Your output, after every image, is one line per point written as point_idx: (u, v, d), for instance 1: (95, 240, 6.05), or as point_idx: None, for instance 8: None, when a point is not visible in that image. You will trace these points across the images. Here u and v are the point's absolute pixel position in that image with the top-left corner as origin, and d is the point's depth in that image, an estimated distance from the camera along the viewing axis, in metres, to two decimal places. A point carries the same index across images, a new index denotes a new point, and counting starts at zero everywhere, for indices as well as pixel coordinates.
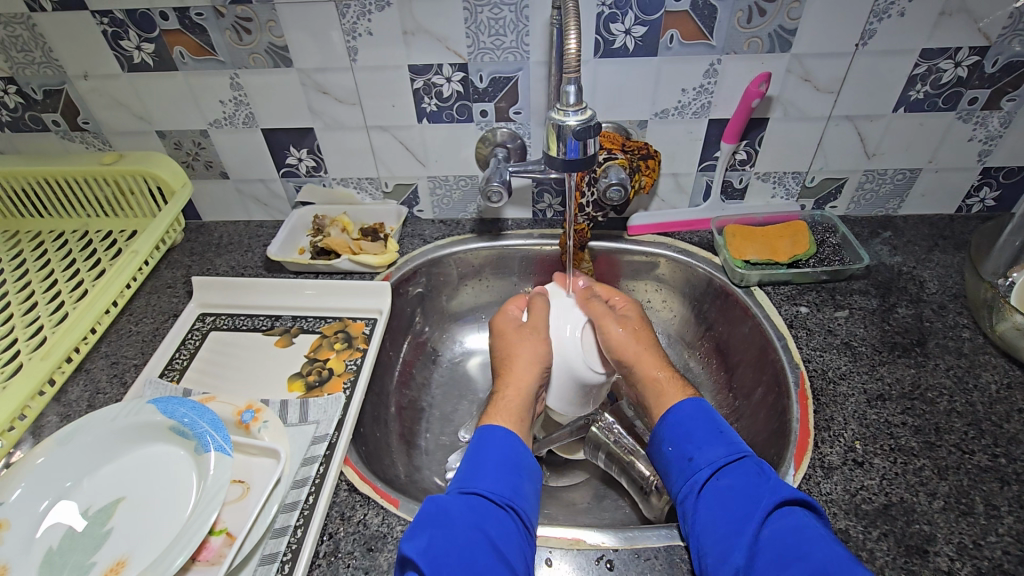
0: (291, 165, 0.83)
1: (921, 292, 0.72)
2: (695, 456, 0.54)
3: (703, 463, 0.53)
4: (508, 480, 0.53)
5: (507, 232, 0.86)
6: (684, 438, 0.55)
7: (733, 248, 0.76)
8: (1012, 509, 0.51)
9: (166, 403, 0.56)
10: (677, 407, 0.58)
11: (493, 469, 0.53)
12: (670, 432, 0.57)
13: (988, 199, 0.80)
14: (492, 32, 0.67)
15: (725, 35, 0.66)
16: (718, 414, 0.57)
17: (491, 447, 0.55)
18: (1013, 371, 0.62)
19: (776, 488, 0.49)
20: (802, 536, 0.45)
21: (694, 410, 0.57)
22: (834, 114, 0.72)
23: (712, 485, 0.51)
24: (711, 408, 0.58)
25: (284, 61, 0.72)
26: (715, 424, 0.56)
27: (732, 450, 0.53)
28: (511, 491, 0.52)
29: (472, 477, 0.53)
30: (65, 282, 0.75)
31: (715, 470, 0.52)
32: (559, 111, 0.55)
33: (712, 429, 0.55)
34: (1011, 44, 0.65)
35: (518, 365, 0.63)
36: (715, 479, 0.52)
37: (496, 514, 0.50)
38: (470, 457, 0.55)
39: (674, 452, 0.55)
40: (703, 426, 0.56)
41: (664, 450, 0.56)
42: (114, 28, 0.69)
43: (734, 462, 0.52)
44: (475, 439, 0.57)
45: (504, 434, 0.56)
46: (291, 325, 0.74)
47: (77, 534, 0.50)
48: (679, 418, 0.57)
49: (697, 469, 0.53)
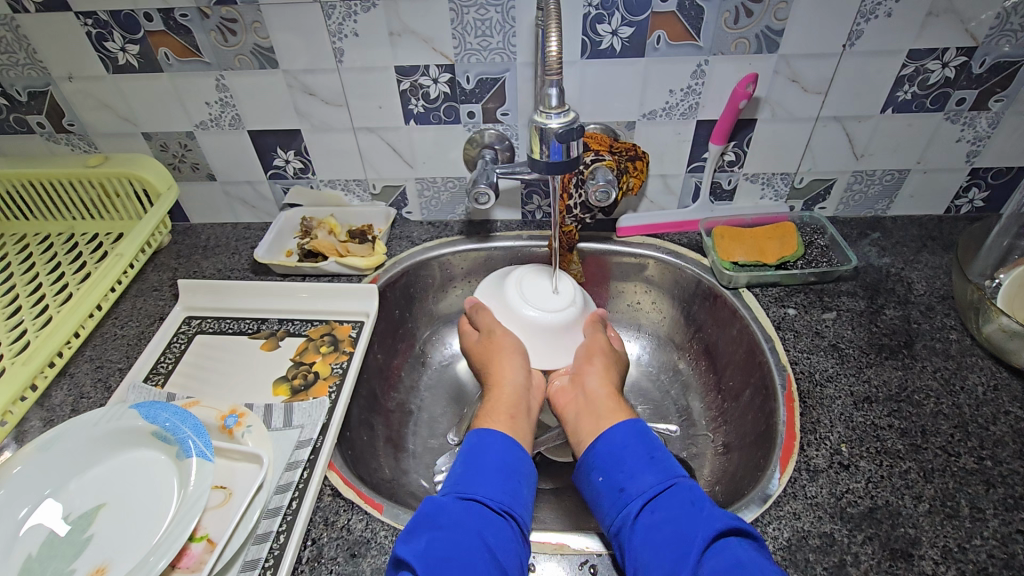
0: (278, 167, 0.83)
1: (909, 293, 0.72)
2: (627, 486, 0.51)
3: (634, 495, 0.50)
4: (506, 483, 0.51)
5: (496, 234, 0.85)
6: (614, 467, 0.52)
7: (721, 249, 0.76)
8: (997, 511, 0.51)
9: (150, 407, 0.56)
10: (607, 434, 0.55)
11: (493, 473, 0.52)
12: (598, 461, 0.53)
13: (977, 200, 0.80)
14: (479, 33, 0.67)
15: (713, 36, 0.65)
16: (651, 436, 0.54)
17: (488, 449, 0.53)
18: (1000, 372, 0.62)
19: (709, 520, 0.46)
20: (741, 572, 0.42)
21: (626, 434, 0.54)
22: (822, 114, 0.72)
23: (646, 518, 0.48)
24: (645, 429, 0.55)
25: (270, 63, 0.71)
26: (648, 447, 0.53)
27: (661, 480, 0.50)
28: (509, 496, 0.50)
29: (470, 482, 0.51)
30: (49, 284, 0.75)
31: (648, 501, 0.49)
32: (542, 113, 0.55)
33: (644, 456, 0.52)
34: (998, 45, 0.65)
35: (497, 366, 0.64)
36: (648, 511, 0.49)
37: (496, 521, 0.48)
38: (468, 461, 0.53)
39: (605, 482, 0.52)
40: (634, 453, 0.53)
41: (595, 481, 0.53)
42: (97, 29, 0.69)
43: (664, 491, 0.49)
44: (472, 440, 0.55)
45: (501, 438, 0.55)
46: (277, 328, 0.74)
47: (58, 539, 0.49)
48: (610, 446, 0.53)
49: (630, 500, 0.50)
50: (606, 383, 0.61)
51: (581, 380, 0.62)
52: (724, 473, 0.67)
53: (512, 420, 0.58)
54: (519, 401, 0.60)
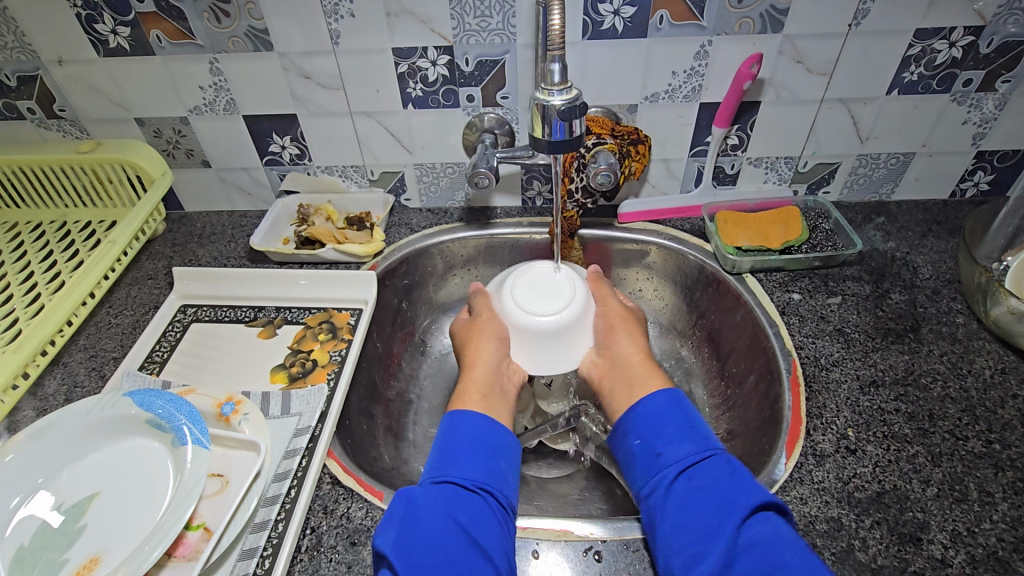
0: (274, 153, 0.81)
1: (915, 278, 0.71)
2: (664, 451, 0.51)
3: (672, 460, 0.50)
4: (481, 463, 0.51)
5: (496, 221, 0.84)
6: (653, 431, 0.53)
7: (725, 234, 0.75)
8: (1006, 495, 0.50)
9: (143, 395, 0.54)
10: (647, 399, 0.55)
11: (463, 453, 0.52)
12: (636, 425, 0.54)
13: (982, 183, 0.79)
14: (478, 13, 0.65)
15: (717, 15, 0.64)
16: (687, 407, 0.55)
17: (461, 431, 0.54)
18: (1008, 356, 0.61)
19: (750, 491, 0.46)
20: (782, 543, 0.43)
21: (666, 401, 0.55)
22: (827, 97, 0.71)
23: (681, 485, 0.49)
24: (682, 399, 0.56)
25: (264, 45, 0.69)
26: (689, 418, 0.54)
27: (701, 448, 0.51)
28: (482, 474, 0.50)
29: (444, 465, 0.51)
30: (41, 273, 0.73)
31: (683, 469, 0.50)
32: (543, 91, 0.54)
33: (684, 424, 0.53)
34: (1006, 24, 0.63)
35: (473, 347, 0.64)
36: (684, 478, 0.49)
37: (468, 499, 0.48)
38: (441, 444, 0.53)
39: (641, 446, 0.53)
40: (672, 420, 0.53)
41: (629, 444, 0.54)
42: (87, 11, 0.67)
43: (706, 459, 0.50)
44: (446, 423, 0.55)
45: (474, 417, 0.55)
46: (274, 316, 0.73)
47: (51, 530, 0.48)
48: (651, 411, 0.54)
49: (664, 467, 0.50)
50: (636, 350, 0.62)
51: (612, 351, 0.62)
52: (728, 459, 0.66)
53: (484, 399, 0.58)
54: (493, 379, 0.60)
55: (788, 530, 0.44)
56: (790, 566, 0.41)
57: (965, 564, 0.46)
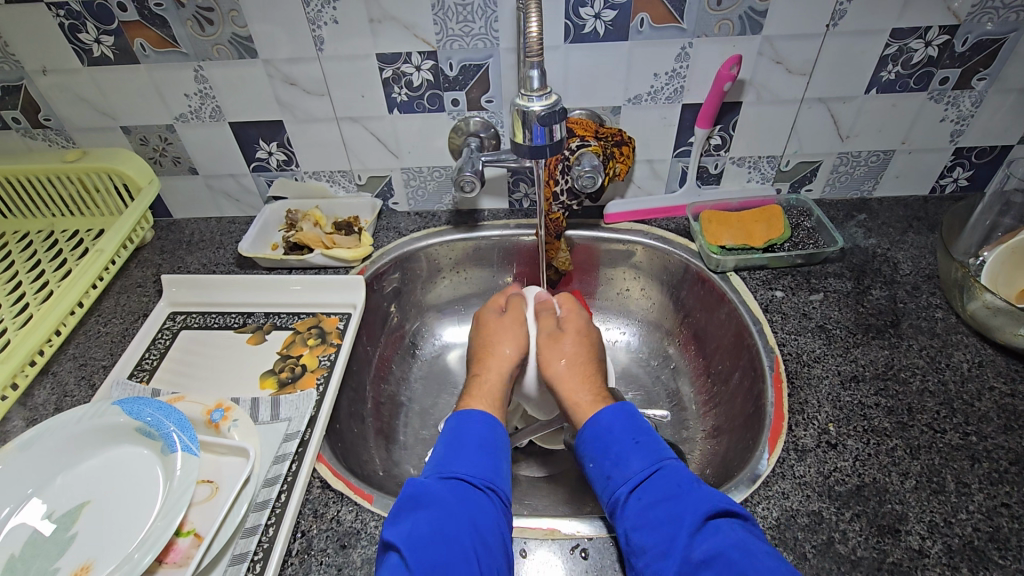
0: (261, 159, 0.81)
1: (895, 274, 0.72)
2: (614, 473, 0.52)
3: (622, 480, 0.51)
4: (488, 461, 0.52)
5: (483, 223, 0.85)
6: (602, 453, 0.54)
7: (709, 233, 0.76)
8: (983, 486, 0.51)
9: (132, 403, 0.55)
10: (593, 420, 0.56)
11: (474, 452, 0.52)
12: (588, 448, 0.55)
13: (961, 178, 0.80)
14: (460, 18, 0.66)
15: (696, 17, 0.65)
16: (638, 419, 0.56)
17: (468, 429, 0.54)
18: (985, 349, 0.63)
19: (696, 501, 0.47)
20: (731, 551, 0.43)
21: (611, 418, 0.56)
22: (807, 96, 0.72)
23: (633, 503, 0.49)
24: (631, 411, 0.57)
25: (249, 52, 0.70)
26: (634, 432, 0.54)
27: (648, 463, 0.52)
28: (490, 472, 0.51)
29: (451, 462, 0.51)
30: (30, 283, 0.73)
31: (634, 487, 0.50)
32: (523, 97, 0.55)
33: (628, 441, 0.53)
34: (981, 23, 0.64)
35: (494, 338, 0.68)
36: (636, 496, 0.50)
37: (477, 496, 0.49)
38: (449, 443, 0.53)
39: (595, 469, 0.54)
40: (619, 438, 0.54)
41: (587, 467, 0.55)
42: (70, 21, 0.67)
43: (652, 474, 0.51)
44: (453, 423, 0.55)
45: (483, 416, 0.55)
46: (263, 322, 0.73)
47: (42, 539, 0.49)
48: (595, 431, 0.55)
49: (617, 486, 0.51)
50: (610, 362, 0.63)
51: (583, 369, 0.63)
52: (714, 456, 0.67)
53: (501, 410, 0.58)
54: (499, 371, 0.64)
55: (739, 533, 0.45)
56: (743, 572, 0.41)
57: (942, 554, 0.47)
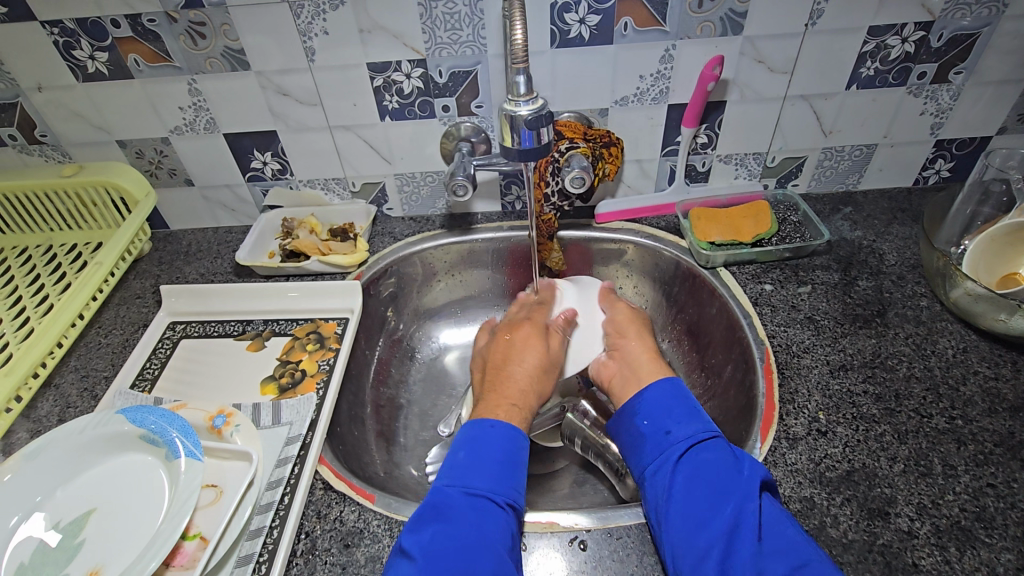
0: (256, 169, 0.83)
1: (881, 264, 0.74)
2: (673, 430, 0.53)
3: (682, 437, 0.52)
4: (508, 477, 0.52)
5: (477, 226, 0.86)
6: (662, 413, 0.55)
7: (698, 230, 0.77)
8: (968, 468, 0.53)
9: (136, 411, 0.56)
10: (654, 386, 0.57)
11: (494, 467, 0.52)
12: (647, 407, 0.56)
13: (943, 170, 0.82)
14: (448, 26, 0.67)
15: (678, 20, 0.66)
16: (691, 394, 0.57)
17: (490, 443, 0.54)
18: (969, 335, 0.64)
19: (752, 467, 0.49)
20: (781, 522, 0.45)
21: (673, 388, 0.57)
22: (790, 93, 0.73)
23: (692, 458, 0.51)
24: (685, 385, 0.58)
25: (241, 65, 0.71)
26: (692, 401, 0.56)
27: (706, 427, 0.53)
28: (511, 490, 0.51)
29: (471, 475, 0.52)
30: (30, 297, 0.74)
31: (692, 445, 0.52)
32: (510, 102, 0.57)
33: (689, 407, 0.55)
34: (955, 18, 0.66)
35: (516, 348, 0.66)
36: (693, 453, 0.51)
37: (496, 514, 0.49)
38: (471, 450, 0.54)
39: (649, 426, 0.55)
40: (680, 404, 0.55)
41: (639, 424, 0.55)
42: (65, 38, 0.68)
43: (709, 439, 0.52)
44: (472, 430, 0.56)
45: (505, 430, 0.55)
46: (262, 329, 0.74)
47: (50, 547, 0.49)
48: (658, 395, 0.56)
49: (674, 442, 0.52)
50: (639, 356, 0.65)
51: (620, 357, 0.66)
52: None
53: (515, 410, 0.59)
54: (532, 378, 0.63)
55: (777, 509, 0.46)
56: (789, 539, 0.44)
57: (930, 534, 0.49)
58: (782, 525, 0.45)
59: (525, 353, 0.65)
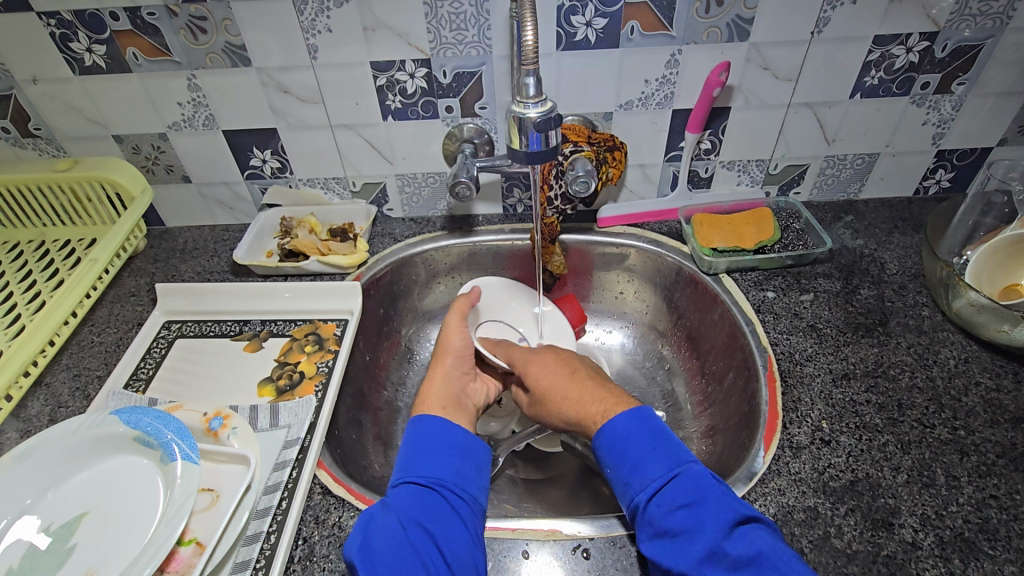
0: (255, 167, 0.82)
1: (882, 273, 0.74)
2: (632, 479, 0.51)
3: (640, 487, 0.50)
4: (445, 461, 0.53)
5: (478, 228, 0.86)
6: (619, 459, 0.53)
7: (701, 236, 0.77)
8: (971, 479, 0.53)
9: (131, 412, 0.55)
10: (609, 426, 0.55)
11: (433, 454, 0.53)
12: (606, 453, 0.54)
13: (943, 180, 0.82)
14: (454, 26, 0.67)
15: (685, 25, 0.66)
16: (654, 424, 0.54)
17: (427, 434, 0.55)
18: (971, 346, 0.64)
19: (720, 508, 0.47)
20: (762, 563, 0.43)
21: (627, 425, 0.54)
22: (794, 101, 0.73)
23: (654, 508, 0.49)
24: (648, 414, 0.55)
25: (242, 61, 0.70)
26: (651, 437, 0.53)
27: (667, 468, 0.51)
28: (449, 475, 0.52)
29: (409, 466, 0.52)
30: (21, 293, 0.73)
31: (653, 494, 0.50)
32: (519, 104, 0.56)
33: (645, 446, 0.52)
34: (959, 30, 0.67)
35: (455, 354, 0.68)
36: (654, 503, 0.49)
37: (426, 497, 0.50)
38: (411, 448, 0.54)
39: (614, 474, 0.53)
40: (637, 443, 0.53)
41: (607, 472, 0.54)
42: (62, 30, 0.67)
43: (670, 481, 0.50)
44: (412, 429, 0.56)
45: (442, 421, 0.56)
46: (260, 329, 0.73)
47: (39, 552, 0.48)
48: (613, 437, 0.54)
49: (636, 492, 0.51)
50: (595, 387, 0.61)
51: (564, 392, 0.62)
52: (710, 455, 0.68)
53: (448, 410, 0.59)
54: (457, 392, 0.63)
55: (765, 554, 0.43)
56: None
57: (935, 546, 0.49)
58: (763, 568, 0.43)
59: (456, 356, 0.67)
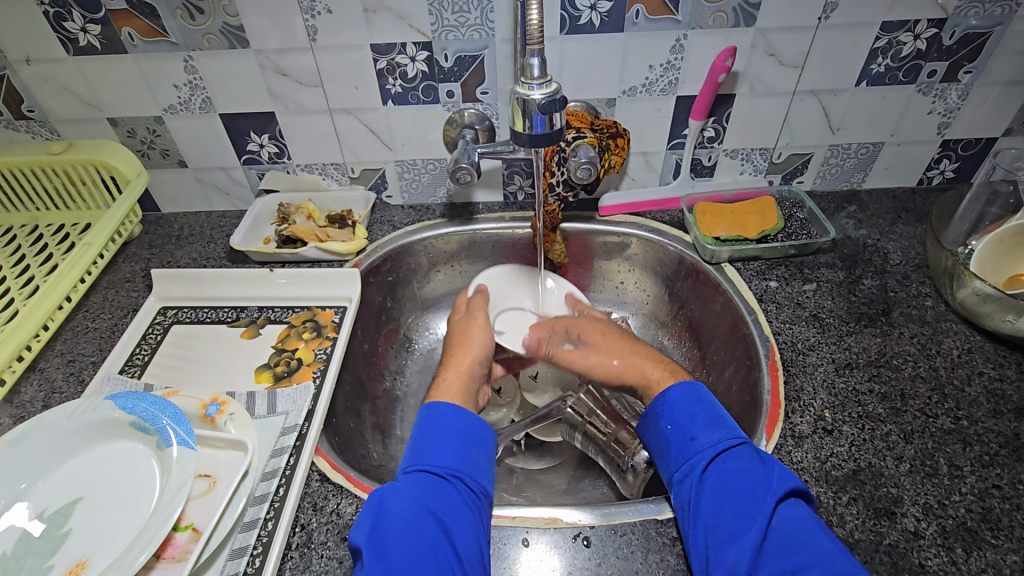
0: (252, 151, 0.80)
1: (886, 263, 0.73)
2: (698, 437, 0.53)
3: (707, 445, 0.52)
4: (454, 449, 0.53)
5: (478, 216, 0.85)
6: (685, 417, 0.55)
7: (703, 225, 0.76)
8: (974, 468, 0.52)
9: (126, 398, 0.54)
10: (673, 392, 0.57)
11: (442, 442, 0.53)
12: (669, 413, 0.56)
13: (948, 171, 0.82)
14: (456, 9, 0.66)
15: (691, 9, 0.65)
16: (712, 399, 0.56)
17: (436, 423, 0.55)
18: (974, 336, 0.64)
19: (781, 474, 0.48)
20: (801, 530, 0.45)
21: (690, 396, 0.56)
22: (799, 88, 0.72)
23: (718, 467, 0.50)
24: (706, 391, 0.57)
25: (240, 42, 0.69)
26: (711, 410, 0.55)
27: (732, 434, 0.52)
28: (457, 462, 0.52)
29: (419, 455, 0.52)
30: (14, 277, 0.72)
31: (719, 453, 0.51)
32: (524, 85, 0.55)
33: (712, 414, 0.54)
34: (967, 17, 0.66)
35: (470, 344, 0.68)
36: (719, 461, 0.50)
37: (438, 486, 0.49)
38: (421, 433, 0.54)
39: (674, 432, 0.54)
40: (703, 410, 0.55)
41: (663, 429, 0.55)
42: (56, 9, 0.65)
43: (735, 445, 0.51)
44: (422, 417, 0.56)
45: (448, 408, 0.56)
46: (257, 316, 0.72)
47: (33, 538, 0.48)
48: (677, 401, 0.56)
49: (701, 450, 0.52)
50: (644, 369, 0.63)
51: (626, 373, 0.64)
52: None
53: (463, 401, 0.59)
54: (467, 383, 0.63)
55: (806, 517, 0.46)
56: (820, 545, 0.43)
57: (937, 535, 0.48)
58: (802, 533, 0.44)
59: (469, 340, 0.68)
